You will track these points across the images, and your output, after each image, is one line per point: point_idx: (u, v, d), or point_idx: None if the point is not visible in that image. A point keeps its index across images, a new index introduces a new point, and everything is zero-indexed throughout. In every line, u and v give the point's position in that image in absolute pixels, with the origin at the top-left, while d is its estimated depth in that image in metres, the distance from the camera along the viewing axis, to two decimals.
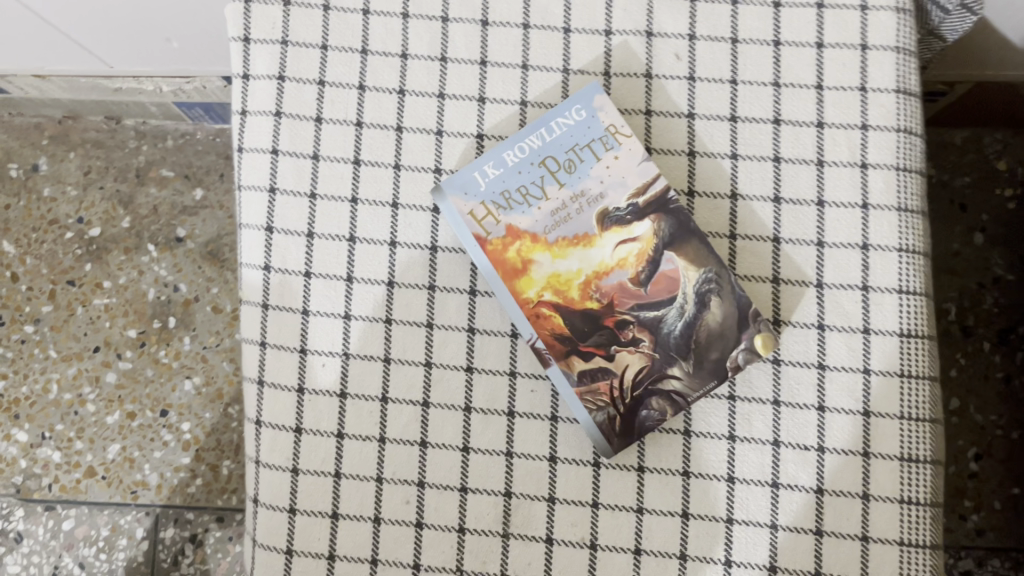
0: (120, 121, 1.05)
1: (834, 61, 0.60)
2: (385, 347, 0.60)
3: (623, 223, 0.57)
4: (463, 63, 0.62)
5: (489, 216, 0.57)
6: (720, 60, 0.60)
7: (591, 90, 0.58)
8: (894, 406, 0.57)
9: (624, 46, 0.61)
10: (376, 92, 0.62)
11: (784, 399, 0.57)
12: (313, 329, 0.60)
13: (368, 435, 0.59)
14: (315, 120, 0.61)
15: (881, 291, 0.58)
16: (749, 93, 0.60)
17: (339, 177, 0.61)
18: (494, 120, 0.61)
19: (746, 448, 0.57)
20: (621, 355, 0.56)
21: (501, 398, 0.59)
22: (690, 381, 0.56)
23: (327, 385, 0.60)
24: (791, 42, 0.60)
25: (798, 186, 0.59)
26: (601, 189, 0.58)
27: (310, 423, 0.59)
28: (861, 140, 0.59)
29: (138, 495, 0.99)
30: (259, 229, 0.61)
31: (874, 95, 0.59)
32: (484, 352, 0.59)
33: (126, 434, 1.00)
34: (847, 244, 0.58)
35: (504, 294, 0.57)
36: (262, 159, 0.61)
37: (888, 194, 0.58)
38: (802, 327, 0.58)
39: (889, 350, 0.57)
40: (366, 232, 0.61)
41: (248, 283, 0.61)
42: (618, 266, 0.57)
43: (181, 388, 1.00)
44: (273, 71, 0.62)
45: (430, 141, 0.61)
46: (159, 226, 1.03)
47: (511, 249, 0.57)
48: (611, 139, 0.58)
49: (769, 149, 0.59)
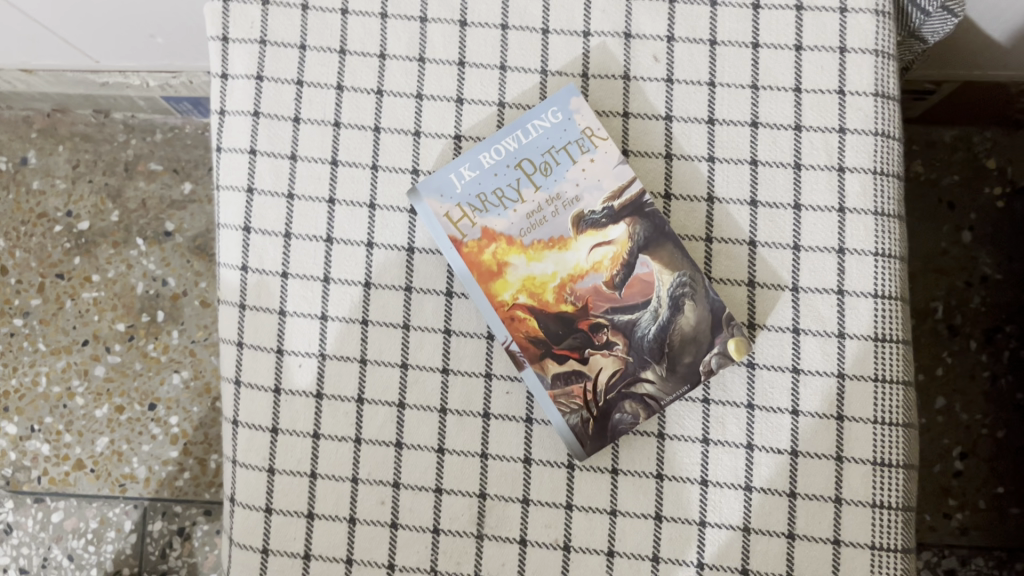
0: (109, 114, 1.05)
1: (812, 64, 0.59)
2: (361, 348, 0.60)
3: (598, 226, 0.57)
4: (441, 63, 0.61)
5: (465, 218, 0.57)
6: (698, 62, 0.60)
7: (567, 92, 0.58)
8: (868, 411, 0.57)
9: (602, 48, 0.61)
10: (354, 92, 0.61)
11: (758, 403, 0.57)
12: (290, 329, 0.60)
13: (344, 436, 0.59)
14: (293, 120, 0.61)
15: (856, 295, 0.58)
16: (727, 95, 0.60)
17: (316, 178, 0.61)
18: (472, 121, 0.61)
19: (720, 451, 0.57)
20: (595, 358, 0.56)
21: (476, 400, 0.59)
22: (663, 385, 0.56)
23: (304, 386, 0.60)
24: (769, 44, 0.60)
25: (774, 189, 0.59)
26: (577, 191, 0.57)
27: (286, 424, 0.60)
28: (839, 143, 0.59)
29: (126, 488, 0.99)
30: (237, 230, 0.61)
31: (853, 98, 0.59)
32: (460, 354, 0.60)
33: (115, 428, 1.00)
34: (823, 248, 0.58)
35: (479, 296, 0.57)
36: (239, 159, 0.61)
37: (864, 198, 0.58)
38: (777, 331, 0.58)
39: (863, 354, 0.57)
40: (343, 233, 0.61)
41: (225, 283, 0.61)
42: (592, 269, 0.57)
43: (170, 382, 1.01)
44: (251, 71, 0.62)
45: (407, 142, 0.61)
46: (148, 220, 1.03)
47: (486, 251, 0.57)
48: (587, 142, 0.58)
49: (746, 152, 0.59)
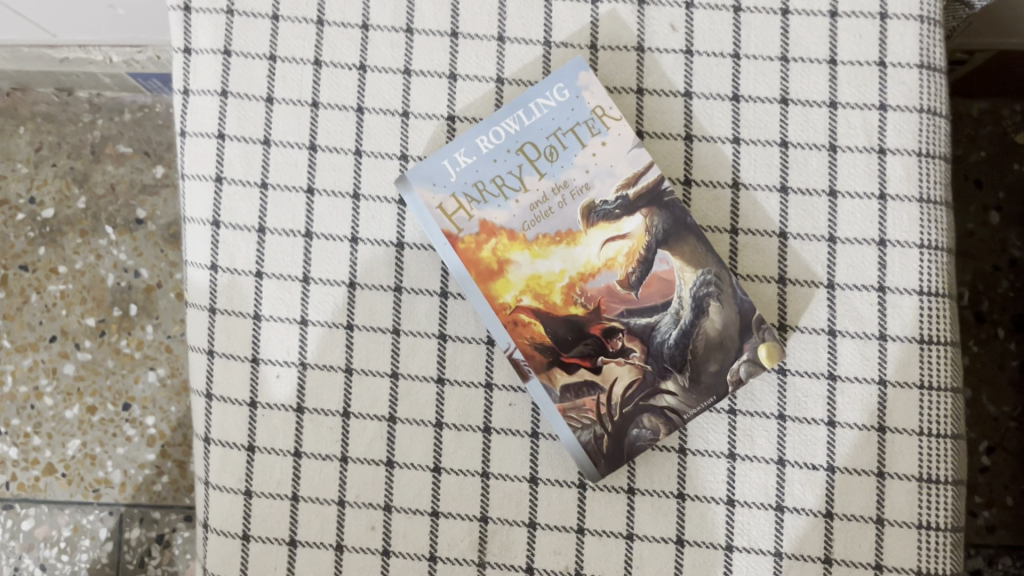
0: (72, 93, 0.97)
1: (849, 32, 0.53)
2: (346, 357, 0.54)
3: (611, 218, 0.50)
4: (431, 34, 0.55)
5: (461, 210, 0.51)
6: (721, 31, 0.53)
7: (574, 66, 0.51)
8: (913, 422, 0.51)
9: (612, 16, 0.54)
10: (333, 67, 0.55)
11: (790, 413, 0.51)
12: (266, 336, 0.54)
13: (329, 454, 0.53)
14: (266, 100, 0.55)
15: (899, 292, 0.51)
16: (754, 69, 0.53)
17: (293, 165, 0.54)
18: (466, 100, 0.54)
19: (748, 467, 0.51)
20: (609, 367, 0.50)
21: (476, 413, 0.53)
22: (686, 397, 0.50)
23: (283, 399, 0.54)
24: (801, 10, 0.53)
25: (807, 174, 0.52)
26: (586, 179, 0.51)
27: (264, 441, 0.53)
28: (879, 122, 0.52)
29: (101, 494, 0.93)
30: (204, 224, 0.54)
31: (894, 70, 0.53)
32: (457, 362, 0.53)
33: (87, 430, 0.94)
34: (862, 240, 0.52)
35: (477, 297, 0.51)
36: (206, 145, 0.55)
37: (908, 184, 0.52)
38: (810, 333, 0.52)
39: (907, 359, 0.51)
40: (324, 227, 0.54)
41: (193, 284, 0.55)
42: (605, 267, 0.50)
43: (145, 380, 0.94)
44: (218, 45, 0.55)
45: (395, 124, 0.54)
46: (117, 207, 0.96)
47: (485, 247, 0.51)
48: (597, 122, 0.51)
49: (775, 132, 0.53)
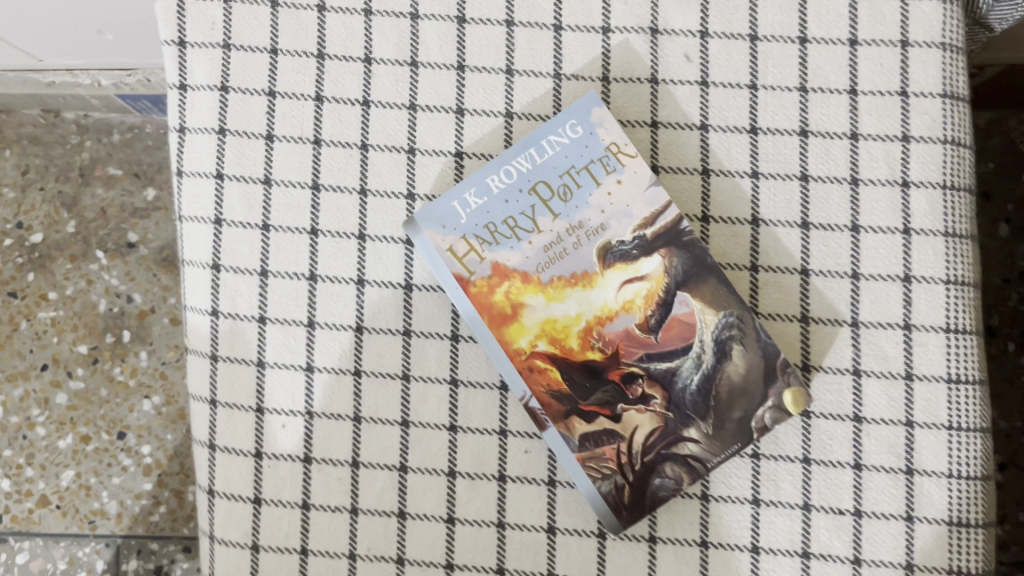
0: (59, 114, 0.94)
1: (869, 61, 0.51)
2: (354, 405, 0.52)
3: (628, 259, 0.49)
4: (436, 67, 0.53)
5: (472, 252, 0.49)
6: (737, 62, 0.52)
7: (587, 102, 0.50)
8: (941, 464, 0.49)
9: (624, 46, 0.52)
10: (335, 103, 0.53)
11: (815, 457, 0.50)
12: (271, 384, 0.52)
13: (338, 506, 0.51)
14: (266, 137, 0.52)
15: (925, 330, 0.50)
16: (772, 100, 0.51)
17: (296, 206, 0.52)
18: (474, 136, 0.52)
19: (772, 513, 0.50)
20: (629, 415, 0.48)
21: (490, 462, 0.51)
22: (709, 445, 0.48)
23: (289, 449, 0.52)
24: (819, 39, 0.51)
25: (829, 209, 0.51)
26: (602, 219, 0.49)
27: (270, 493, 0.51)
28: (902, 154, 0.51)
29: (97, 526, 0.89)
30: (204, 268, 0.52)
31: (917, 100, 0.51)
32: (469, 409, 0.51)
33: (81, 460, 0.90)
34: (886, 276, 0.50)
35: (491, 343, 0.49)
36: (204, 185, 0.52)
37: (933, 217, 0.50)
38: (835, 374, 0.50)
39: (935, 399, 0.50)
40: (329, 269, 0.52)
41: (193, 330, 0.53)
42: (623, 310, 0.49)
43: (140, 409, 0.90)
44: (214, 81, 0.52)
45: (401, 161, 0.52)
46: (108, 231, 0.92)
47: (498, 291, 0.49)
48: (612, 160, 0.49)
49: (795, 166, 0.51)
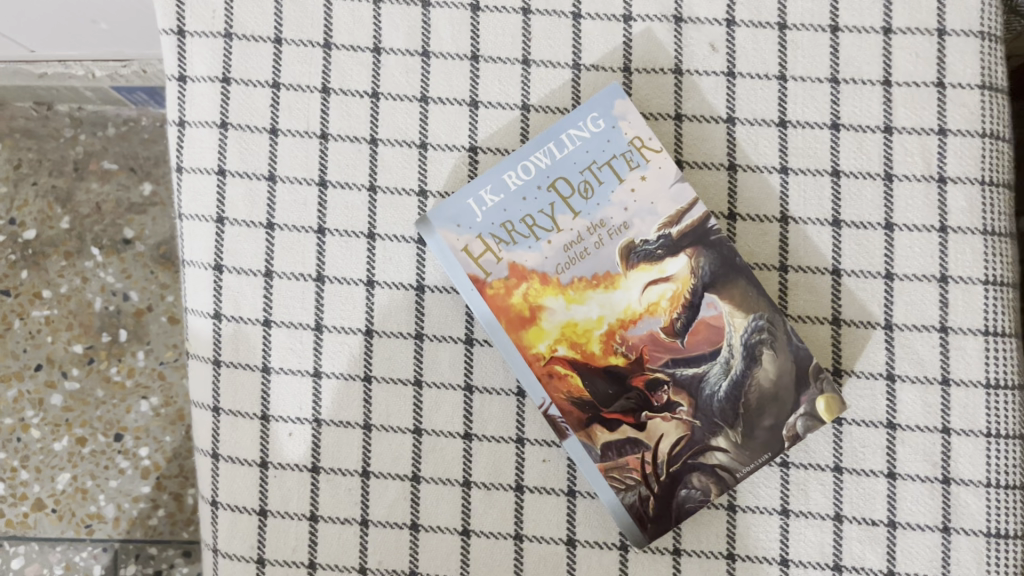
0: (52, 106, 0.90)
1: (904, 51, 0.49)
2: (364, 412, 0.49)
3: (652, 259, 0.46)
4: (449, 58, 0.50)
5: (488, 252, 0.47)
6: (765, 51, 0.49)
7: (610, 93, 0.47)
8: (979, 472, 0.47)
9: (647, 35, 0.50)
10: (343, 95, 0.50)
11: (847, 465, 0.48)
12: (277, 390, 0.49)
13: (348, 518, 0.49)
14: (270, 132, 0.50)
15: (963, 333, 0.48)
16: (802, 91, 0.49)
17: (302, 203, 0.50)
18: (489, 129, 0.50)
19: (803, 524, 0.48)
20: (654, 423, 0.46)
21: (507, 471, 0.49)
22: (738, 454, 0.46)
23: (296, 458, 0.49)
24: (851, 27, 0.49)
25: (862, 206, 0.48)
26: (625, 217, 0.47)
27: (276, 504, 0.49)
28: (938, 148, 0.48)
29: (94, 530, 0.86)
30: (205, 269, 0.50)
31: (954, 92, 0.48)
32: (485, 416, 0.49)
33: (77, 462, 0.87)
34: (922, 276, 0.48)
35: (508, 348, 0.47)
36: (205, 181, 0.50)
37: (971, 215, 0.48)
38: (868, 379, 0.48)
39: (973, 405, 0.48)
40: (336, 269, 0.50)
41: (194, 334, 0.50)
42: (647, 312, 0.46)
43: (137, 410, 0.87)
44: (215, 72, 0.50)
45: (412, 156, 0.50)
46: (104, 227, 0.89)
47: (516, 293, 0.47)
48: (636, 155, 0.47)
49: (826, 161, 0.49)
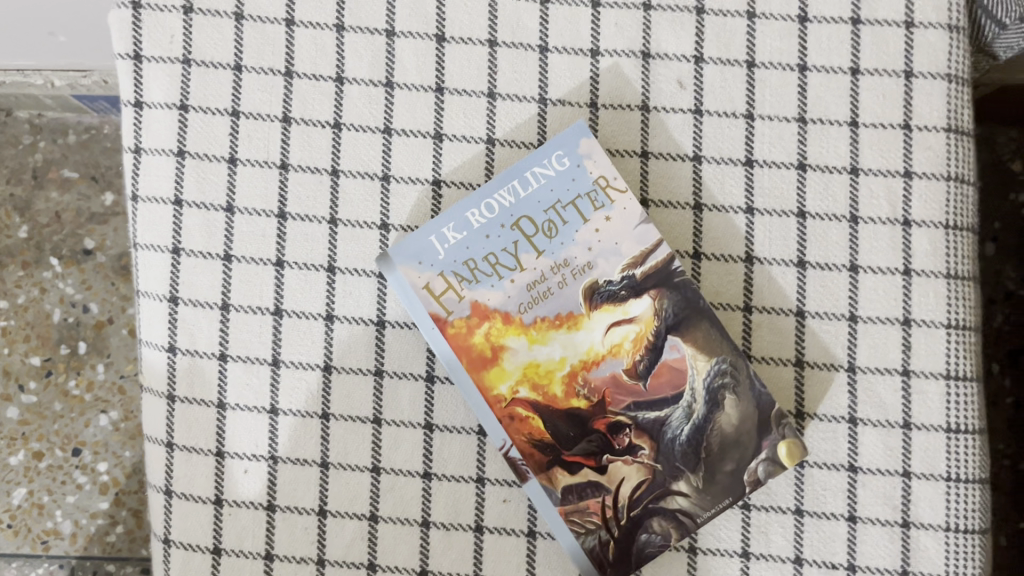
0: (11, 112, 0.86)
1: (871, 91, 0.49)
2: (321, 450, 0.48)
3: (616, 300, 0.46)
4: (413, 89, 0.49)
5: (449, 290, 0.46)
6: (733, 89, 0.49)
7: (575, 131, 0.46)
8: (939, 516, 0.47)
9: (614, 70, 0.49)
10: (304, 125, 0.49)
11: (808, 508, 0.48)
12: (232, 426, 0.48)
13: (304, 556, 0.48)
14: (228, 161, 0.49)
15: (924, 377, 0.48)
16: (769, 130, 0.49)
17: (260, 235, 0.49)
18: (453, 163, 0.49)
19: (763, 567, 0.48)
20: (615, 466, 0.46)
21: (467, 511, 0.48)
22: (699, 499, 0.45)
23: (251, 496, 0.48)
24: (819, 66, 0.49)
25: (827, 247, 0.48)
26: (589, 257, 0.46)
27: (230, 543, 0.48)
28: (904, 190, 0.48)
29: (50, 546, 0.82)
30: (160, 300, 0.49)
31: (920, 134, 0.48)
32: (445, 455, 0.48)
33: (33, 477, 0.83)
34: (885, 319, 0.48)
35: (469, 388, 0.46)
36: (161, 211, 0.49)
37: (935, 258, 0.48)
38: (830, 422, 0.48)
39: (933, 449, 0.47)
40: (295, 303, 0.49)
41: (149, 368, 0.49)
42: (610, 354, 0.46)
43: (96, 425, 0.83)
44: (172, 99, 0.49)
45: (375, 189, 0.49)
46: (63, 237, 0.85)
47: (477, 332, 0.46)
48: (601, 194, 0.46)
49: (792, 201, 0.48)
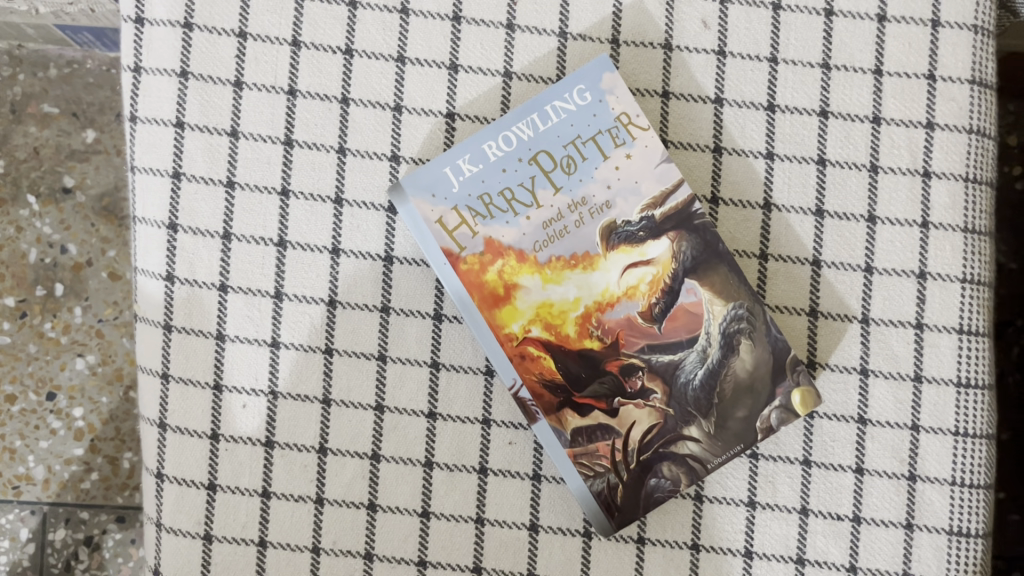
0: None
1: (897, 40, 0.48)
2: (324, 385, 0.47)
3: (633, 241, 0.45)
4: (429, 17, 0.47)
5: (463, 225, 0.45)
6: (758, 31, 0.48)
7: (598, 65, 0.45)
8: (945, 470, 0.47)
9: (638, 6, 0.48)
10: (314, 50, 0.47)
11: (816, 459, 0.47)
12: (231, 359, 0.47)
13: (302, 495, 0.47)
14: (234, 84, 0.47)
15: (937, 330, 0.47)
16: (792, 75, 0.48)
17: (266, 162, 0.47)
18: (468, 96, 0.48)
19: (768, 517, 0.47)
20: (627, 409, 0.45)
21: (471, 452, 0.47)
22: (710, 445, 0.45)
23: (249, 432, 0.47)
24: (845, 12, 0.48)
25: (846, 196, 0.48)
26: (608, 196, 0.45)
27: (226, 479, 0.47)
28: (925, 142, 0.48)
29: (21, 492, 0.76)
30: (158, 227, 0.47)
31: (944, 85, 0.48)
32: (451, 396, 0.47)
33: (4, 421, 0.76)
34: (900, 271, 0.47)
35: (480, 326, 0.45)
36: (161, 133, 0.47)
37: (953, 211, 0.47)
38: (842, 372, 0.47)
39: (943, 403, 0.47)
40: (300, 235, 0.47)
41: (144, 296, 0.47)
42: (625, 296, 0.45)
43: (71, 368, 0.76)
44: (176, 16, 0.46)
45: (386, 120, 0.47)
46: (41, 174, 0.77)
47: (490, 269, 0.45)
48: (622, 132, 0.45)
49: (813, 148, 0.48)
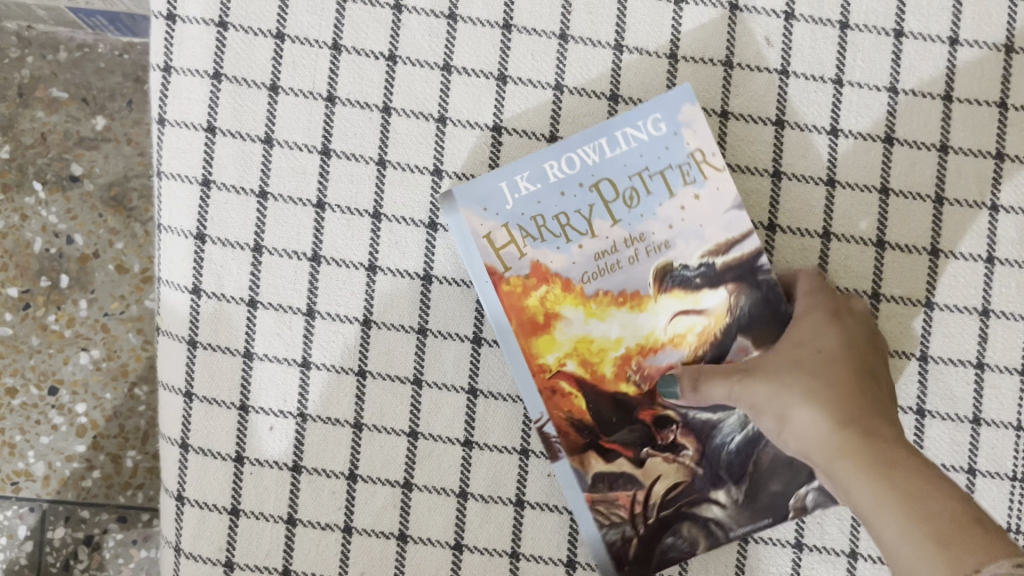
0: None
1: (969, 65, 0.46)
2: (355, 410, 0.45)
3: (688, 286, 0.43)
4: (478, 24, 0.45)
5: (512, 245, 0.43)
6: (823, 51, 0.45)
7: (679, 96, 0.43)
8: (1001, 517, 0.45)
9: (698, 20, 0.45)
10: (355, 55, 0.45)
11: None
12: (258, 377, 0.44)
13: (329, 523, 0.45)
14: (269, 88, 0.44)
15: (998, 371, 0.45)
16: (857, 99, 0.45)
17: (300, 172, 0.45)
18: (516, 109, 0.45)
19: (815, 560, 0.45)
20: (653, 461, 0.43)
21: (507, 484, 0.45)
22: (736, 511, 0.43)
23: (276, 455, 0.45)
24: (917, 34, 0.45)
25: (909, 228, 0.45)
26: (669, 235, 0.43)
27: (250, 504, 0.44)
28: (994, 172, 0.46)
29: (20, 488, 0.68)
30: (185, 237, 0.44)
31: (1016, 114, 0.46)
32: (488, 425, 0.45)
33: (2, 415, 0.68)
34: (964, 308, 0.45)
35: (512, 352, 0.42)
36: (192, 138, 0.44)
37: (1020, 247, 0.45)
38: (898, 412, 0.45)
39: (1001, 447, 0.45)
40: (335, 250, 0.45)
41: (166, 308, 0.44)
42: (669, 343, 0.43)
43: (75, 362, 0.69)
44: (212, 15, 0.44)
45: (429, 131, 0.45)
46: (48, 161, 0.70)
47: (533, 294, 0.42)
48: (694, 169, 0.43)
49: (877, 176, 0.45)
